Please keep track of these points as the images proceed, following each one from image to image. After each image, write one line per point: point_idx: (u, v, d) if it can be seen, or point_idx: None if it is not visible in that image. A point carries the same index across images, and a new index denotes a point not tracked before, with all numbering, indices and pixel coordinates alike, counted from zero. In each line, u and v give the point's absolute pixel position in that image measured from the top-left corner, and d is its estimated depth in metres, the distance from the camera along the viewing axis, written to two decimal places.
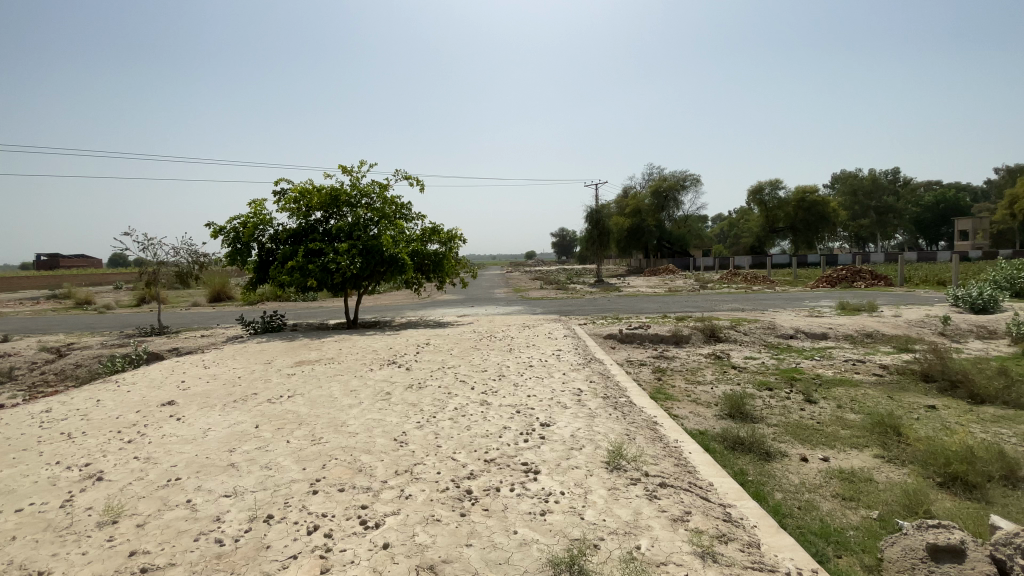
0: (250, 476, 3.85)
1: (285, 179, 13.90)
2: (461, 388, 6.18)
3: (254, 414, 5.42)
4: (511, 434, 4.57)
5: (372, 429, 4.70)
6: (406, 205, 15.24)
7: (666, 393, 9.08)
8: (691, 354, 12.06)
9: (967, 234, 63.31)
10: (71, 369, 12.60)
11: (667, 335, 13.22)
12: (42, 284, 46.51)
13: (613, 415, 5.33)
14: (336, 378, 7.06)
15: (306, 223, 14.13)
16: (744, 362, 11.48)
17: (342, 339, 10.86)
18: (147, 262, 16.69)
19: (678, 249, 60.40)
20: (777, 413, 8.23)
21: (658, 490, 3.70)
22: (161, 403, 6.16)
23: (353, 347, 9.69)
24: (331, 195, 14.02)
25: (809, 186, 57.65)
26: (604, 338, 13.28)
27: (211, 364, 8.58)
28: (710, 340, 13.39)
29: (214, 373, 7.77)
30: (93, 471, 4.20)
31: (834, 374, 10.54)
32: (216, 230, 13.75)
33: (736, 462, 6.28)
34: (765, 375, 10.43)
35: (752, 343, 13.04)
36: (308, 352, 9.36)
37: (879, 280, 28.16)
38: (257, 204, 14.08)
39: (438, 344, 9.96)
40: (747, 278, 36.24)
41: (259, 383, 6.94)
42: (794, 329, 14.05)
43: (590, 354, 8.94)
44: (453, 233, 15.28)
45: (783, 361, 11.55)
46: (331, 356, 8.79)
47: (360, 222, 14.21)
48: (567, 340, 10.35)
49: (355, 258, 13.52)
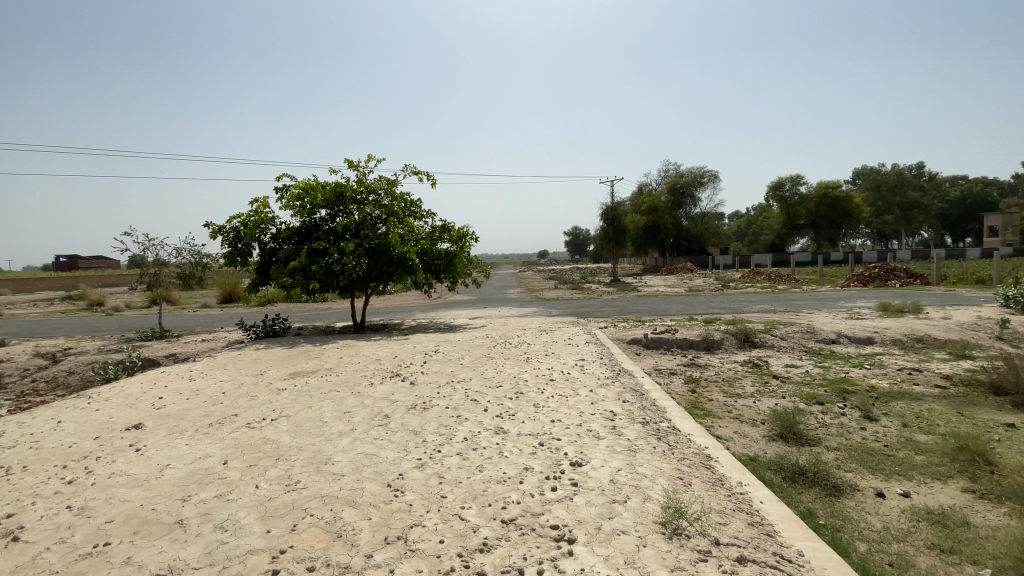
0: (197, 543, 2.96)
1: (286, 175, 13.05)
2: (472, 411, 5.23)
3: (226, 445, 4.55)
4: (535, 479, 3.61)
5: (362, 470, 3.79)
6: (416, 202, 14.38)
7: (703, 409, 8.07)
8: (725, 362, 10.99)
9: (998, 230, 60.75)
10: (64, 377, 11.97)
11: (696, 340, 12.17)
12: (59, 285, 46.96)
13: (658, 449, 4.35)
14: (331, 394, 6.18)
15: (310, 221, 13.29)
16: (785, 371, 10.39)
17: (345, 345, 10.04)
18: (148, 263, 16.08)
19: (695, 246, 58.96)
20: (835, 435, 7.16)
21: (738, 571, 2.72)
22: (127, 427, 5.33)
23: (355, 356, 8.82)
24: (337, 191, 13.18)
25: (831, 181, 55.71)
26: (627, 343, 12.28)
27: (198, 375, 7.77)
28: (744, 345, 12.31)
29: (198, 388, 6.95)
30: (11, 528, 3.35)
31: (890, 386, 9.41)
32: (215, 230, 13.00)
33: (800, 500, 5.28)
34: (811, 387, 9.35)
35: (790, 349, 11.93)
36: (306, 362, 8.51)
37: (914, 278, 26.56)
38: (260, 202, 13.30)
39: (448, 351, 9.05)
40: (770, 277, 34.84)
41: (242, 401, 6.09)
42: (835, 334, 12.88)
43: (617, 364, 7.95)
44: (465, 230, 14.39)
45: (829, 370, 10.43)
46: (330, 367, 7.93)
47: (366, 220, 13.35)
48: (591, 348, 9.38)
49: (361, 258, 12.61)
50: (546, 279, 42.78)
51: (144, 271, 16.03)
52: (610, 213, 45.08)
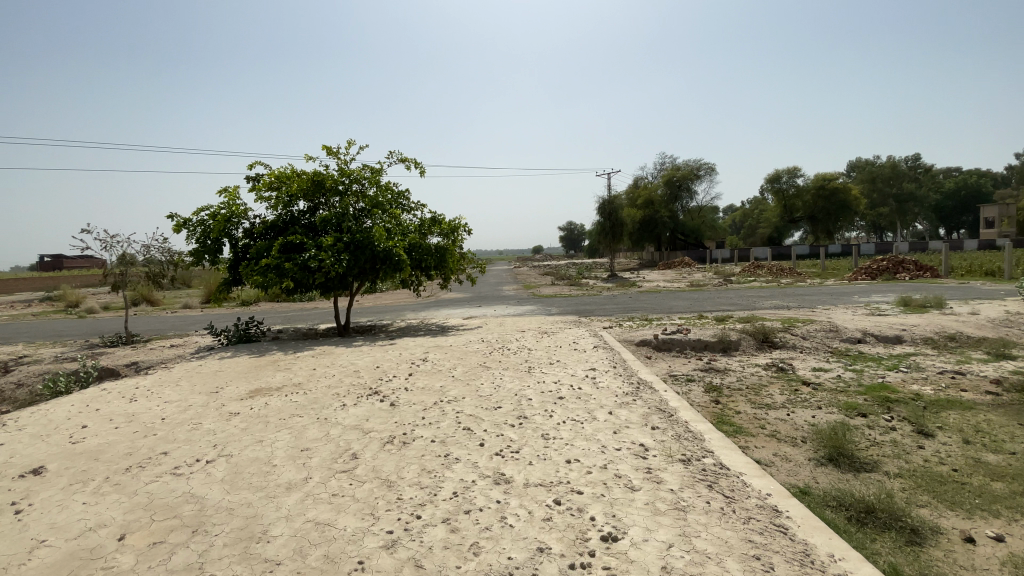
0: None
1: (258, 163, 11.89)
2: (465, 446, 4.11)
3: (133, 507, 3.44)
4: (556, 571, 2.49)
5: (305, 557, 2.66)
6: (404, 193, 13.24)
7: (733, 425, 7.00)
8: (746, 366, 9.91)
9: (996, 222, 60.17)
10: (12, 390, 10.72)
11: (711, 341, 11.09)
12: (40, 285, 45.47)
13: (714, 506, 3.25)
14: (291, 420, 5.05)
15: (286, 214, 12.11)
16: (815, 376, 9.31)
17: (321, 353, 8.89)
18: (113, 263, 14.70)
19: (692, 240, 58.04)
20: (891, 460, 6.11)
21: None
22: (23, 474, 4.21)
23: (331, 367, 7.65)
24: (315, 180, 12.00)
25: (829, 174, 54.82)
26: (636, 345, 11.16)
27: (141, 394, 6.59)
28: (763, 346, 11.26)
29: (136, 412, 5.80)
30: None
31: (934, 393, 8.37)
32: (180, 224, 11.74)
33: (878, 551, 4.21)
34: (848, 396, 8.29)
35: (815, 350, 10.87)
36: (273, 375, 7.35)
37: (925, 270, 25.55)
38: (230, 193, 12.09)
39: (438, 360, 7.91)
40: (772, 270, 33.81)
41: (179, 432, 4.94)
42: (860, 332, 11.84)
43: (633, 374, 6.86)
44: (456, 223, 13.25)
45: (864, 374, 9.37)
46: (300, 381, 6.79)
47: (349, 211, 12.18)
48: (600, 353, 8.30)
49: (341, 254, 11.39)
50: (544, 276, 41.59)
51: (108, 271, 14.64)
52: (606, 206, 43.88)
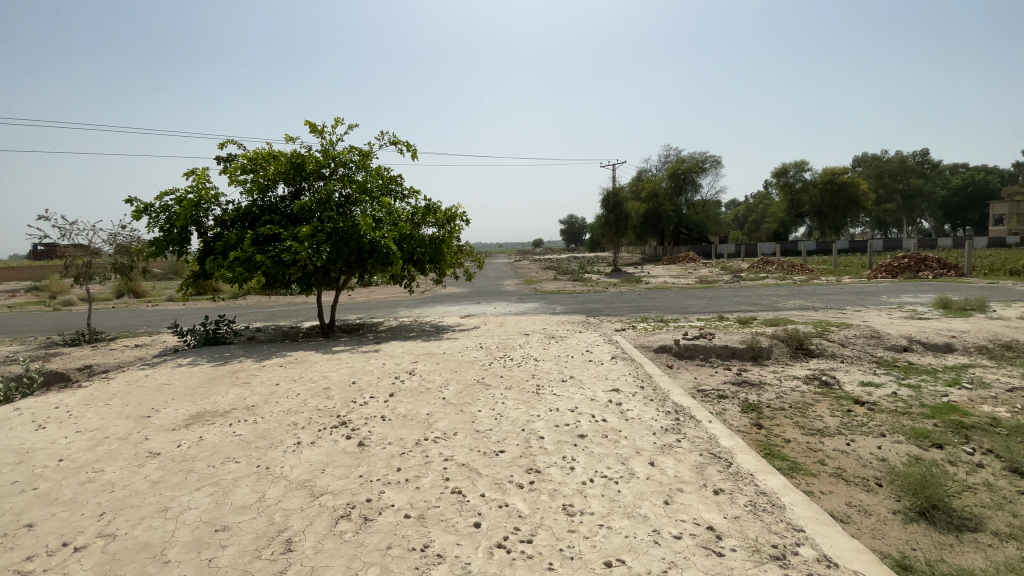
0: None
1: (229, 142, 10.50)
2: (453, 530, 2.81)
3: None
4: None
5: None
6: (396, 178, 11.90)
7: (788, 460, 5.71)
8: (783, 379, 8.63)
9: (1005, 220, 58.77)
10: None
11: (740, 348, 9.78)
12: (24, 274, 44.01)
13: None
14: (222, 471, 3.75)
15: (262, 200, 10.78)
16: (866, 394, 8.01)
17: (293, 361, 7.59)
18: (75, 253, 13.23)
19: (696, 233, 56.57)
20: (995, 513, 4.84)
21: None
22: None
23: (297, 381, 6.34)
24: (295, 163, 10.64)
25: (838, 168, 53.21)
26: (655, 352, 9.85)
27: (54, 421, 5.28)
28: (797, 354, 9.98)
29: (33, 449, 4.50)
30: None
31: (1013, 416, 7.09)
32: (139, 209, 10.23)
33: None
34: (912, 420, 6.99)
35: (858, 361, 9.56)
36: (225, 392, 6.03)
37: (948, 269, 24.19)
38: (199, 176, 10.72)
39: (428, 373, 6.59)
40: (782, 267, 32.46)
41: (68, 490, 3.65)
42: (906, 339, 10.51)
43: (667, 396, 5.57)
44: (453, 212, 11.93)
45: (923, 392, 8.07)
46: (255, 402, 5.50)
47: (332, 198, 10.83)
48: (620, 365, 7.01)
49: (320, 246, 10.06)
50: (545, 270, 40.15)
51: (70, 262, 13.23)
52: (610, 198, 42.54)
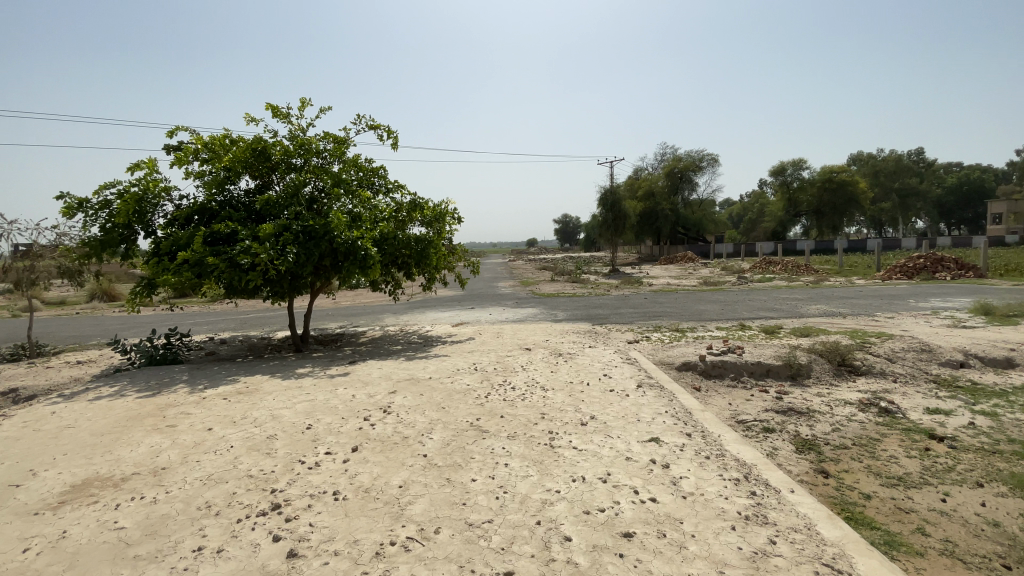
0: None
1: (180, 126, 9.02)
2: None
3: None
4: None
5: None
6: (377, 170, 10.48)
7: (881, 531, 4.33)
8: (834, 406, 7.27)
9: (1003, 219, 57.93)
10: None
11: (777, 365, 8.42)
12: None
13: None
14: None
15: (220, 194, 9.31)
16: (938, 425, 6.65)
17: (243, 391, 6.12)
18: (12, 255, 11.57)
19: (694, 233, 55.24)
20: None
21: None
22: None
23: (237, 423, 4.88)
24: (257, 150, 9.15)
25: (835, 166, 52.09)
26: (678, 370, 8.47)
27: None
28: (839, 371, 8.63)
29: None
30: None
31: None
32: (72, 205, 8.71)
33: None
34: (1009, 463, 5.63)
35: (913, 381, 8.19)
36: (139, 441, 4.56)
37: (964, 270, 22.95)
38: (146, 166, 9.24)
39: (407, 411, 5.16)
40: (787, 267, 31.19)
41: None
42: (960, 354, 9.17)
43: (723, 450, 4.17)
44: (442, 209, 10.54)
45: (1003, 421, 6.70)
46: (168, 463, 4.03)
47: (302, 191, 9.37)
48: (648, 396, 5.60)
49: (286, 247, 8.58)
50: (541, 271, 38.74)
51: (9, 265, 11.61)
52: (610, 198, 40.88)
